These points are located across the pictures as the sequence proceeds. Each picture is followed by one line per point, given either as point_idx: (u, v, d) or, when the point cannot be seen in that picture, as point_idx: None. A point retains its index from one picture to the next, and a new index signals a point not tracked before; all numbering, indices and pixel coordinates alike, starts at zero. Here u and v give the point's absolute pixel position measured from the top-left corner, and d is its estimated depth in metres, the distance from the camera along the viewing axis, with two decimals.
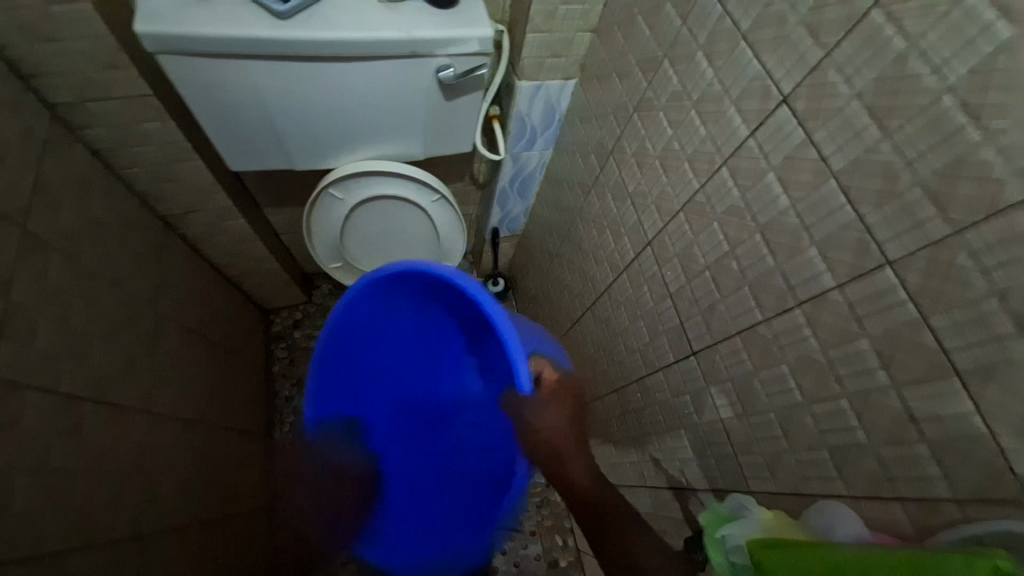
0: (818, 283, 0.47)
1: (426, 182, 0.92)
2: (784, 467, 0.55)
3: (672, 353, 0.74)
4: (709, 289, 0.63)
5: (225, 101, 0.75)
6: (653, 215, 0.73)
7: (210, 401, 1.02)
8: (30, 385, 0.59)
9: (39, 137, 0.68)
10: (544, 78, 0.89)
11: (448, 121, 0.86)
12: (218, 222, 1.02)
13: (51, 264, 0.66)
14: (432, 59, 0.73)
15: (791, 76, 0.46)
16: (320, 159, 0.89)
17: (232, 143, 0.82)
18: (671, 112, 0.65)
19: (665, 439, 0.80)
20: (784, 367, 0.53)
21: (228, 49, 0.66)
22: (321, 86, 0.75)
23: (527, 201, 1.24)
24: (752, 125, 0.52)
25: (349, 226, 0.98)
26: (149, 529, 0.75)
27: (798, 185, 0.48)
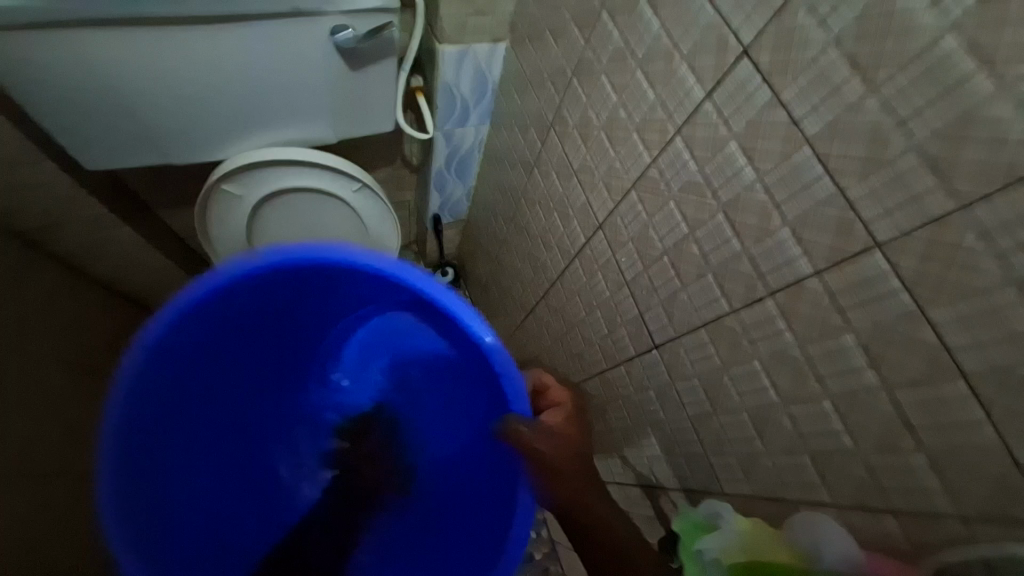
0: (793, 270, 0.40)
1: (343, 171, 0.79)
2: (760, 469, 0.50)
3: (633, 346, 0.67)
4: (669, 277, 0.56)
5: (65, 86, 0.59)
6: (603, 194, 0.64)
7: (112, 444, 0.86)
8: None
9: None
10: (469, 41, 0.77)
11: (359, 96, 0.73)
12: (95, 232, 0.85)
13: None
14: (324, 18, 0.61)
15: (752, 22, 0.38)
16: (208, 150, 0.74)
17: (81, 135, 0.65)
18: (615, 75, 0.55)
19: (630, 436, 0.74)
20: (756, 363, 0.47)
21: (48, 14, 0.52)
22: (184, 55, 0.60)
23: (468, 183, 1.12)
24: (708, 86, 0.44)
25: (256, 223, 0.84)
26: None
27: (764, 155, 0.40)
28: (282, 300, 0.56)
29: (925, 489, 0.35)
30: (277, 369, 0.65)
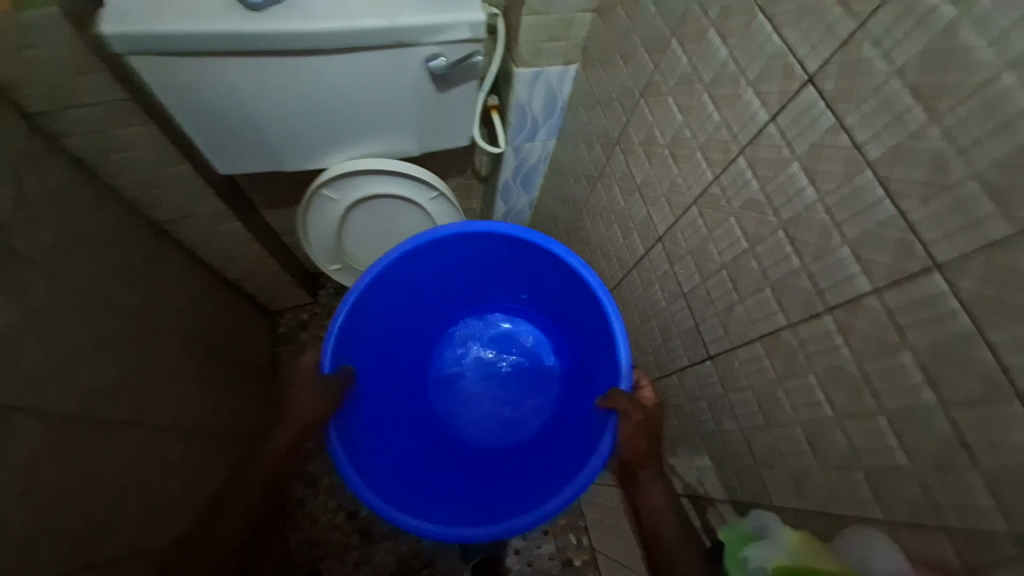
0: (851, 287, 0.42)
1: (423, 180, 0.87)
2: (812, 484, 0.51)
3: (686, 356, 0.69)
4: (727, 289, 0.58)
5: (206, 102, 0.70)
6: (664, 209, 0.67)
7: (216, 408, 1.00)
8: (20, 408, 0.57)
9: (19, 149, 0.64)
10: (543, 64, 0.83)
11: (442, 113, 0.81)
12: (213, 226, 0.98)
13: (35, 282, 0.62)
14: (420, 48, 0.68)
15: (817, 52, 0.41)
16: (309, 159, 0.85)
17: (211, 143, 0.78)
18: (682, 97, 0.59)
19: (680, 445, 0.75)
20: (811, 378, 0.48)
21: (197, 46, 0.61)
22: (301, 83, 0.70)
23: (532, 194, 1.19)
24: (773, 110, 0.46)
25: (346, 225, 0.94)
26: (149, 545, 0.74)
27: (826, 176, 0.42)
28: (463, 263, 0.83)
29: (978, 509, 0.36)
30: (460, 301, 0.91)
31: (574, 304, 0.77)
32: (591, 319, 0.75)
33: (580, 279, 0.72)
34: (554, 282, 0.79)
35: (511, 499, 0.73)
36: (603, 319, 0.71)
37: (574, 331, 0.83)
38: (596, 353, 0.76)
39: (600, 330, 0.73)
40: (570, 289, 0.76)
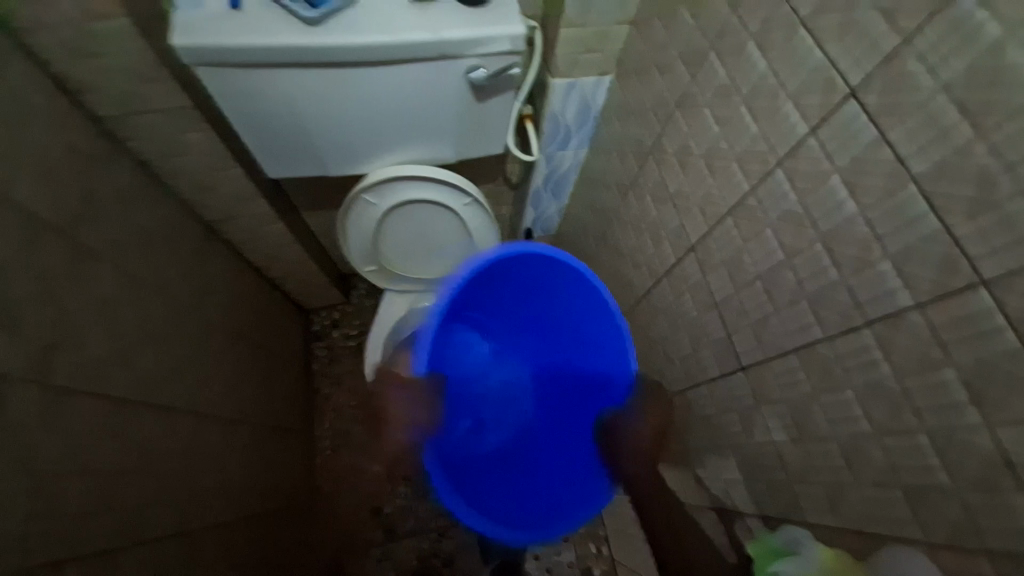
0: (892, 301, 0.42)
1: (458, 186, 0.90)
2: (847, 500, 0.50)
3: (717, 367, 0.69)
4: (761, 301, 0.57)
5: (261, 111, 0.75)
6: (698, 218, 0.68)
7: (254, 399, 1.05)
8: (83, 390, 0.61)
9: (88, 152, 0.69)
10: (578, 75, 0.85)
11: (479, 122, 0.84)
12: (258, 227, 1.03)
13: (101, 274, 0.67)
14: (462, 60, 0.71)
15: (860, 66, 0.41)
16: (350, 164, 0.89)
17: (263, 149, 0.83)
18: (718, 109, 0.59)
19: (708, 457, 0.74)
20: (848, 393, 0.48)
21: (257, 59, 0.65)
22: (349, 92, 0.73)
23: (561, 201, 1.20)
24: (813, 123, 0.46)
25: (382, 228, 0.98)
26: (196, 525, 0.78)
27: (867, 190, 0.42)
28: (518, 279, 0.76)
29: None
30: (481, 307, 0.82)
31: (581, 327, 0.76)
32: (595, 343, 0.74)
33: (598, 307, 0.72)
34: (567, 306, 0.76)
35: (538, 507, 0.72)
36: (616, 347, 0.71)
37: (578, 341, 0.78)
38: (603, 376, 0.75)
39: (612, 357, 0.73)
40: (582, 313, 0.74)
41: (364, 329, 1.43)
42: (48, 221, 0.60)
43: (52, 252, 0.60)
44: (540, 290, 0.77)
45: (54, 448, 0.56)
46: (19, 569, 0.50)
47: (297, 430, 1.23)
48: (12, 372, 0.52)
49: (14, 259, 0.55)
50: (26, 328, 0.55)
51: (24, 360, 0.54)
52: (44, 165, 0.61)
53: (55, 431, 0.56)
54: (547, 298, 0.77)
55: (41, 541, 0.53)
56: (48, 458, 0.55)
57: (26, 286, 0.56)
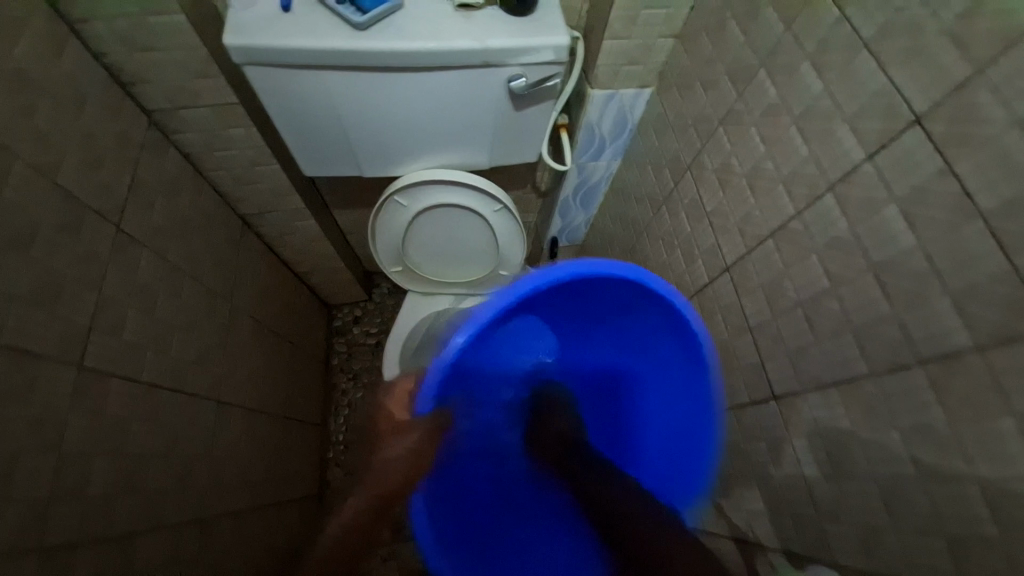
0: (948, 341, 0.40)
1: (489, 192, 0.90)
2: (883, 546, 0.47)
3: (747, 393, 0.66)
4: (801, 329, 0.55)
5: (303, 110, 0.76)
6: (736, 239, 0.66)
7: (275, 391, 1.06)
8: (114, 372, 0.63)
9: (135, 142, 0.71)
10: (618, 87, 0.84)
11: (515, 130, 0.84)
12: (291, 222, 1.04)
13: (141, 260, 0.69)
14: (504, 68, 0.71)
15: (927, 94, 0.39)
16: (386, 166, 0.90)
17: (301, 148, 0.84)
18: (766, 128, 0.58)
19: (729, 485, 0.71)
20: (893, 433, 0.45)
21: (305, 60, 0.66)
22: (390, 96, 0.74)
23: (590, 212, 1.19)
24: (870, 149, 0.45)
25: (411, 231, 0.98)
26: (212, 513, 0.79)
27: (927, 222, 0.40)
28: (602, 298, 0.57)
29: None
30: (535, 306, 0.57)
31: (647, 339, 0.59)
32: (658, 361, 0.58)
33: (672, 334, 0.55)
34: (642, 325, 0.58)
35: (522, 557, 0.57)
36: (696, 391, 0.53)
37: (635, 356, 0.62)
38: (653, 393, 0.61)
39: (681, 390, 0.56)
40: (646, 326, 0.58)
41: (384, 328, 1.44)
42: (93, 206, 0.62)
43: (95, 235, 0.62)
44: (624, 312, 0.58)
45: (81, 429, 0.57)
46: (40, 549, 0.51)
47: (312, 423, 1.24)
48: (47, 354, 0.54)
49: (58, 241, 0.56)
50: (64, 310, 0.56)
51: (58, 343, 0.55)
52: (93, 152, 0.63)
53: (84, 412, 0.57)
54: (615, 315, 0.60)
55: (63, 522, 0.54)
56: (74, 439, 0.56)
57: (68, 268, 0.57)
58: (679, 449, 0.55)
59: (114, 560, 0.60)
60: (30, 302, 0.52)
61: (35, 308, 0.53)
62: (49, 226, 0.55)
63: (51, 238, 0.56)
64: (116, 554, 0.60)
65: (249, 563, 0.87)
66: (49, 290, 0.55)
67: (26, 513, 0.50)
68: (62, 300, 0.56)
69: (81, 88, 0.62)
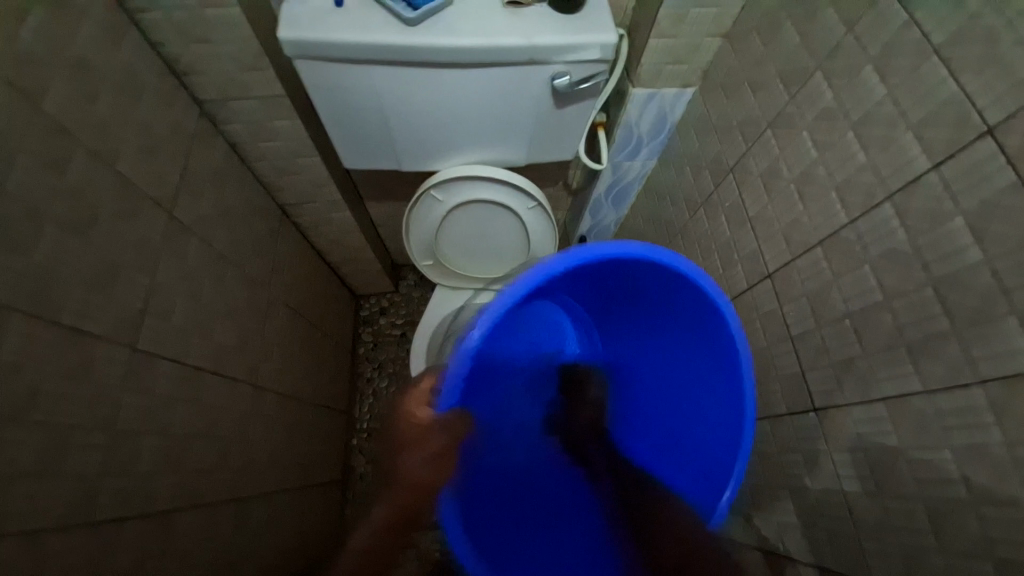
0: (1012, 362, 0.38)
1: (524, 189, 0.90)
2: (928, 569, 0.46)
3: (784, 403, 0.65)
4: (848, 341, 0.54)
5: (347, 104, 0.77)
6: (781, 246, 0.64)
7: (306, 377, 1.09)
8: (164, 355, 0.65)
9: (188, 131, 0.73)
10: (660, 86, 0.82)
11: (555, 128, 0.84)
12: (327, 213, 1.06)
13: (190, 247, 0.72)
14: (549, 66, 0.71)
15: (1003, 103, 0.38)
16: (424, 161, 0.91)
17: (343, 141, 0.85)
18: (820, 132, 0.56)
19: (760, 494, 0.70)
20: (946, 453, 0.44)
21: (353, 54, 0.67)
22: (433, 92, 0.75)
23: (621, 211, 1.18)
24: (937, 158, 0.43)
25: (444, 226, 0.99)
26: (246, 493, 0.82)
27: (998, 238, 0.39)
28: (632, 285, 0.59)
29: None
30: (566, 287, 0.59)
31: (675, 342, 0.62)
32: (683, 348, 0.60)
33: (701, 335, 0.56)
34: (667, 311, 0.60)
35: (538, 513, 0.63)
36: (731, 399, 0.53)
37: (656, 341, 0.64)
38: (674, 393, 0.62)
39: (707, 391, 0.57)
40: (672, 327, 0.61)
41: (409, 320, 1.46)
42: (148, 193, 0.64)
43: (150, 221, 0.64)
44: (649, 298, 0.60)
45: (133, 408, 0.60)
46: (90, 521, 0.53)
47: (338, 410, 1.27)
48: (104, 335, 0.56)
49: (115, 227, 0.59)
50: (120, 293, 0.59)
51: (115, 325, 0.58)
52: (149, 141, 0.65)
53: (135, 392, 0.60)
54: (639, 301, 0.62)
55: (113, 496, 0.57)
56: (125, 417, 0.59)
57: (126, 252, 0.60)
58: (702, 451, 0.57)
59: (157, 535, 0.62)
60: (88, 286, 0.54)
61: (94, 291, 0.55)
62: (111, 212, 0.58)
63: (112, 222, 0.58)
64: (159, 528, 0.63)
65: (278, 544, 0.90)
66: (108, 273, 0.57)
67: (81, 486, 0.52)
68: (118, 283, 0.59)
69: (141, 79, 0.65)
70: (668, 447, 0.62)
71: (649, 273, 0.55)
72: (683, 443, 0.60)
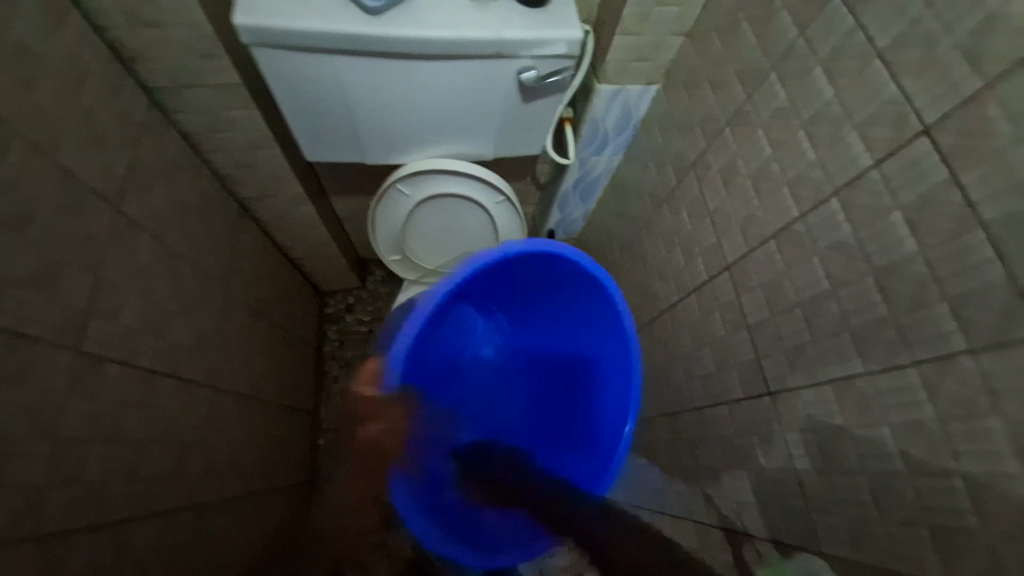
0: (944, 344, 0.42)
1: (492, 183, 0.90)
2: (870, 537, 0.50)
3: (742, 389, 0.68)
4: (799, 328, 0.57)
5: (309, 95, 0.75)
6: (738, 238, 0.67)
7: (268, 377, 1.05)
8: (112, 358, 0.62)
9: (136, 121, 0.69)
10: (625, 83, 0.84)
11: (522, 122, 0.84)
12: (289, 208, 1.02)
13: (140, 243, 0.68)
14: (515, 60, 0.71)
15: (937, 106, 0.41)
16: (389, 154, 0.89)
17: (305, 132, 0.83)
18: (773, 131, 0.59)
19: (720, 476, 0.73)
20: (885, 430, 0.48)
21: (315, 43, 0.65)
22: (397, 84, 0.73)
23: (588, 206, 1.20)
24: (879, 156, 0.46)
25: (412, 221, 0.98)
26: (206, 499, 0.79)
27: (930, 231, 0.42)
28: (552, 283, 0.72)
29: None
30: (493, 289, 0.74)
31: (588, 339, 0.73)
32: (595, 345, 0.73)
33: (616, 321, 0.68)
34: (584, 314, 0.72)
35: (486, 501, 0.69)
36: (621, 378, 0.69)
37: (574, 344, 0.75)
38: (614, 381, 0.70)
39: (614, 380, 0.70)
40: (600, 321, 0.70)
41: (377, 316, 1.43)
42: (93, 186, 0.60)
43: (96, 215, 0.60)
44: (560, 304, 0.74)
45: (78, 415, 0.56)
46: (34, 534, 0.50)
47: (304, 411, 1.24)
48: (44, 337, 0.52)
49: (56, 222, 0.55)
50: (63, 292, 0.55)
51: (56, 326, 0.54)
52: (94, 130, 0.61)
53: (80, 397, 0.57)
54: (553, 309, 0.76)
55: (59, 508, 0.53)
56: (70, 424, 0.55)
57: (69, 249, 0.56)
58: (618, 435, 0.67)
59: (109, 547, 0.59)
60: (27, 285, 0.51)
61: (34, 290, 0.52)
62: (52, 205, 0.54)
63: (53, 216, 0.54)
64: (112, 540, 0.60)
65: (240, 550, 0.87)
66: (49, 272, 0.54)
67: (22, 498, 0.49)
68: (61, 281, 0.55)
69: (83, 64, 0.60)
70: (587, 424, 0.73)
71: (570, 272, 0.68)
72: (605, 426, 0.70)
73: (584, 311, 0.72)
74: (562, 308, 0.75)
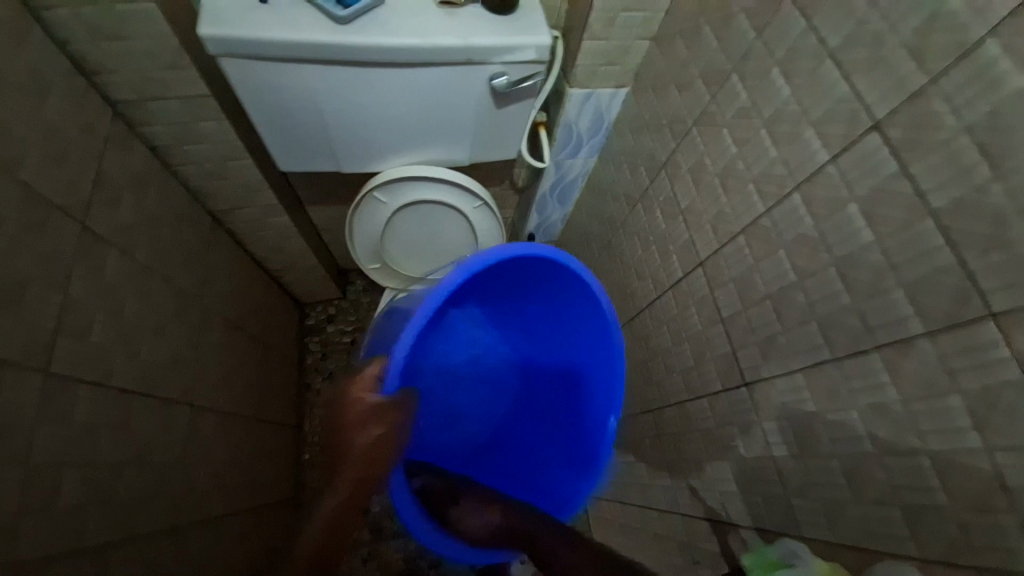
0: (903, 328, 0.44)
1: (469, 188, 0.90)
2: (845, 518, 0.52)
3: (720, 381, 0.70)
4: (770, 320, 0.59)
5: (280, 105, 0.74)
6: (709, 235, 0.69)
7: (248, 392, 1.03)
8: (82, 379, 0.60)
9: (101, 134, 0.68)
10: (596, 87, 0.86)
11: (496, 127, 0.85)
12: (264, 219, 1.01)
13: (108, 259, 0.66)
14: (487, 66, 0.72)
15: (886, 102, 0.43)
16: (364, 162, 0.89)
17: (277, 142, 0.82)
18: (737, 130, 0.61)
19: (704, 468, 0.74)
20: (853, 413, 0.50)
21: (284, 53, 0.65)
22: (370, 92, 0.74)
23: (566, 208, 1.21)
24: (834, 151, 0.48)
25: (390, 228, 0.97)
26: (187, 520, 0.77)
27: (885, 220, 0.44)
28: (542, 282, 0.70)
29: (1010, 549, 0.38)
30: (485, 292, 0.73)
31: (582, 337, 0.72)
32: (590, 344, 0.71)
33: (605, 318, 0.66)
34: (576, 313, 0.71)
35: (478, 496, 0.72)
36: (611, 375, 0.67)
37: (571, 340, 0.74)
38: (602, 379, 0.69)
39: (602, 377, 0.69)
40: (592, 322, 0.69)
41: (359, 325, 1.42)
42: (58, 202, 0.59)
43: (61, 232, 0.59)
44: (557, 303, 0.73)
45: (52, 438, 0.55)
46: (10, 561, 0.48)
47: (286, 425, 1.21)
48: (11, 360, 0.51)
49: (20, 240, 0.53)
50: (28, 312, 0.53)
51: (23, 347, 0.52)
52: (57, 145, 0.59)
53: (51, 419, 0.55)
54: (552, 309, 0.75)
55: (34, 533, 0.51)
56: (43, 448, 0.53)
57: (33, 267, 0.55)
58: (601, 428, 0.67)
59: (87, 574, 0.57)
60: None
61: (0, 311, 0.50)
62: (15, 222, 0.53)
63: (17, 234, 0.53)
64: (90, 566, 0.58)
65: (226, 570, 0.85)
66: (14, 291, 0.52)
67: None
68: (26, 300, 0.53)
69: (45, 77, 0.59)
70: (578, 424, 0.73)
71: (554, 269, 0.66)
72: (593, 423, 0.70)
73: (577, 309, 0.70)
74: (557, 308, 0.74)
